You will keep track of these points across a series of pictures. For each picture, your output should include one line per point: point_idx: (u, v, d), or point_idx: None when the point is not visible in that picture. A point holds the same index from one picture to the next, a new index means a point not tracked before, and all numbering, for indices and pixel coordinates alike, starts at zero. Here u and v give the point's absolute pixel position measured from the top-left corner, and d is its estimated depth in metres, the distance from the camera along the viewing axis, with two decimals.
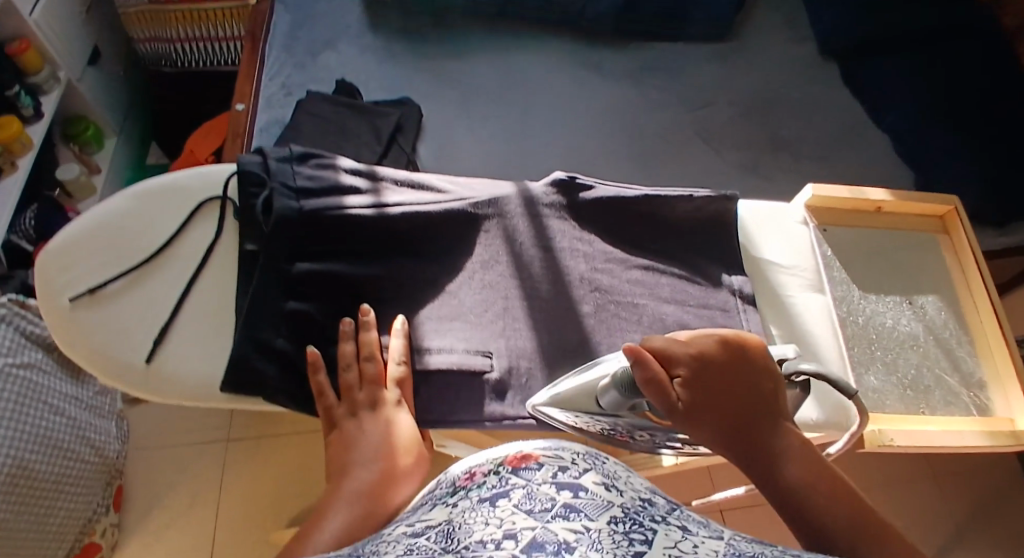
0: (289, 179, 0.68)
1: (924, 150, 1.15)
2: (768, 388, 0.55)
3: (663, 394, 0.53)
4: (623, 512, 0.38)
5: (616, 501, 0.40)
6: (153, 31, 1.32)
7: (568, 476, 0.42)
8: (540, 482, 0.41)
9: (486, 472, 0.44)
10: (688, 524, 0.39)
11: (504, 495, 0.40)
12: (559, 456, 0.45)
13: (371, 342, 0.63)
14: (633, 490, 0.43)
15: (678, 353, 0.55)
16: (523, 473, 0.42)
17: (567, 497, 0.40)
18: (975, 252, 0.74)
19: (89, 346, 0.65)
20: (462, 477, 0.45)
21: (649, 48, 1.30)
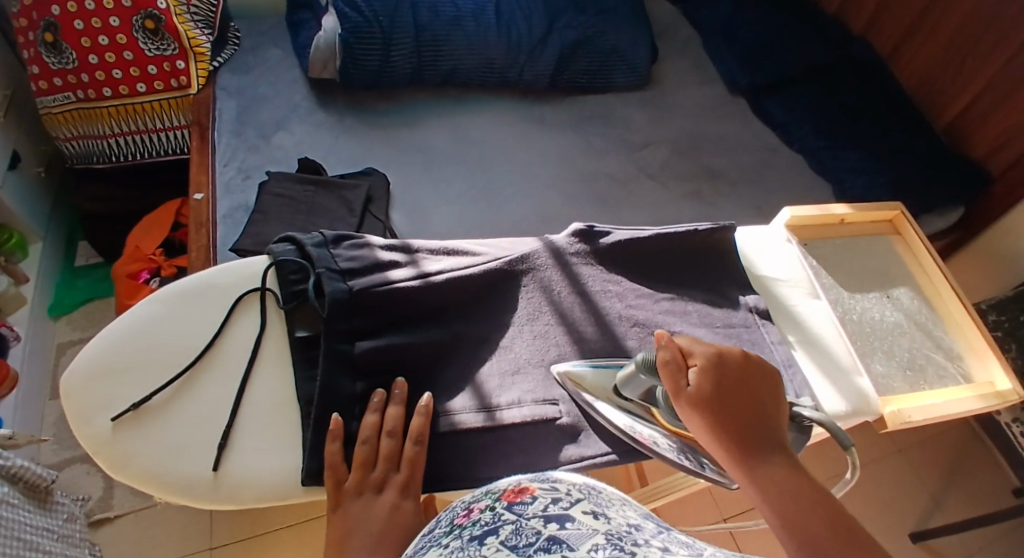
0: (332, 263, 0.69)
1: (838, 164, 1.30)
2: (770, 395, 0.61)
3: (676, 377, 0.61)
4: (604, 538, 0.46)
5: (599, 525, 0.48)
6: (82, 129, 1.27)
7: (560, 507, 0.51)
8: (531, 514, 0.49)
9: (482, 508, 0.51)
10: (668, 546, 0.48)
11: (494, 530, 0.48)
12: (556, 489, 0.54)
13: (394, 417, 0.64)
14: (616, 514, 0.51)
15: (700, 349, 0.62)
16: (517, 508, 0.50)
17: (553, 527, 0.47)
18: (928, 246, 0.86)
19: (150, 462, 0.63)
20: (462, 513, 0.53)
21: (582, 99, 1.40)
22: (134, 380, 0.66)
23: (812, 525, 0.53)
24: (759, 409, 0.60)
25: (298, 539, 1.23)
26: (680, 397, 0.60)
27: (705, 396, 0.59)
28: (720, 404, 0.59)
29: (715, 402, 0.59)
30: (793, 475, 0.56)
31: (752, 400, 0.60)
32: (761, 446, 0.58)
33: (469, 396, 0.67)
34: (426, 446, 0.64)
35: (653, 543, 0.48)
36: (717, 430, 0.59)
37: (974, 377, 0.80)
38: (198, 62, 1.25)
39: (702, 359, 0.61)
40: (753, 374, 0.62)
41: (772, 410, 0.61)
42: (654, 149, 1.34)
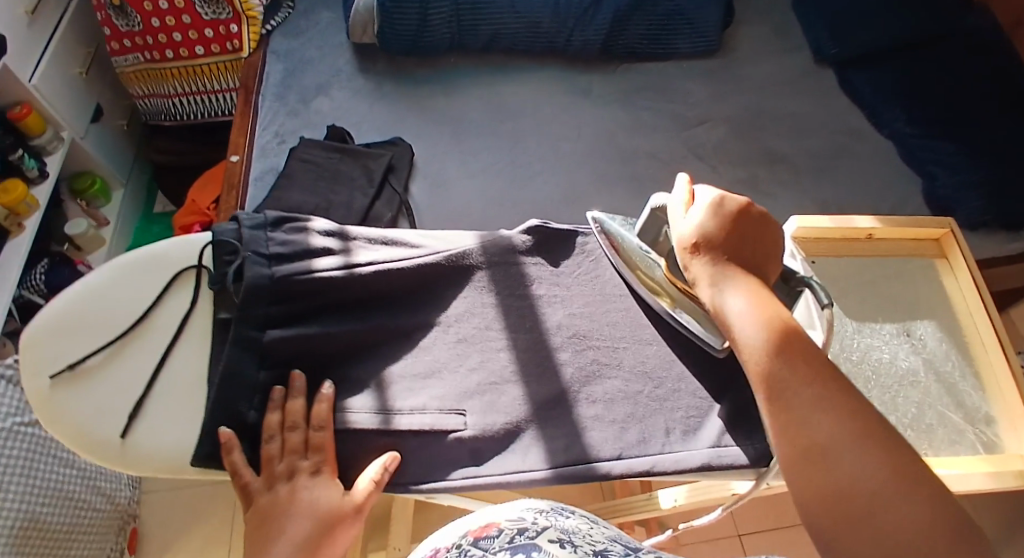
0: (262, 246, 0.68)
1: (928, 155, 1.12)
2: (765, 253, 0.59)
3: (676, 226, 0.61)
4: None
5: (561, 555, 0.50)
6: (152, 87, 1.34)
7: (524, 536, 0.54)
8: (496, 547, 0.53)
9: (451, 545, 0.57)
10: None
11: None
12: (523, 519, 0.57)
13: (296, 410, 0.62)
14: (584, 541, 0.53)
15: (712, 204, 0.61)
16: (483, 543, 0.54)
17: (517, 557, 0.51)
18: (975, 276, 0.71)
19: (72, 421, 0.65)
20: (431, 555, 0.58)
21: (638, 69, 1.28)
22: (73, 343, 0.68)
23: (773, 355, 0.51)
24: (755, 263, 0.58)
25: None
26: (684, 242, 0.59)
27: (706, 234, 0.58)
28: (717, 239, 0.58)
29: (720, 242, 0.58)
30: (768, 307, 0.54)
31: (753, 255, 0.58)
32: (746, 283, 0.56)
33: (372, 397, 0.64)
34: (330, 429, 0.62)
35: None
36: (702, 262, 0.57)
37: (1001, 447, 0.65)
38: (251, 25, 1.27)
39: (711, 202, 0.60)
40: (758, 227, 0.59)
41: (764, 260, 0.59)
42: (711, 127, 1.21)
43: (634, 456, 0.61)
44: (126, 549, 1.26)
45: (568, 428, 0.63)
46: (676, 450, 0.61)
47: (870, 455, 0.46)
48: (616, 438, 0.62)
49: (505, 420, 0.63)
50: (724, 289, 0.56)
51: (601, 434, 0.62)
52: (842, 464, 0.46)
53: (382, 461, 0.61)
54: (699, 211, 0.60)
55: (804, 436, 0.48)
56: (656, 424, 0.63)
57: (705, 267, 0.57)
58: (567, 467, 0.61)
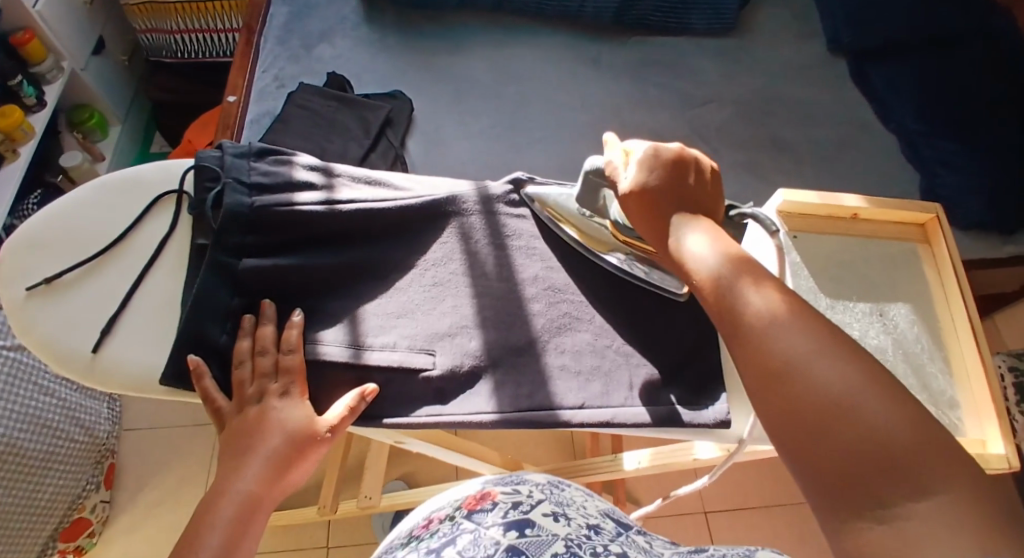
0: (243, 175, 0.68)
1: (932, 154, 1.11)
2: (702, 190, 0.59)
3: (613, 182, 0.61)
4: (563, 547, 0.52)
5: (557, 530, 0.54)
6: (154, 22, 1.33)
7: (519, 512, 0.56)
8: (489, 523, 0.55)
9: (442, 518, 0.58)
10: (626, 549, 0.53)
11: (452, 541, 0.54)
12: (517, 492, 0.59)
13: (265, 336, 0.62)
14: (577, 515, 0.57)
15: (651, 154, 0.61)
16: (476, 516, 0.56)
17: (513, 536, 0.53)
18: (954, 262, 0.72)
19: (44, 332, 0.66)
20: (422, 523, 0.60)
21: (649, 42, 1.27)
22: (50, 257, 0.68)
23: (730, 288, 0.50)
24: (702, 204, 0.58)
25: None
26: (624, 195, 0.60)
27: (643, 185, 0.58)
28: (654, 193, 0.57)
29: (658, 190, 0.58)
30: (720, 239, 0.54)
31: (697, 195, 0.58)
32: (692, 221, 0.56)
33: (344, 330, 0.64)
34: (300, 353, 0.62)
35: (611, 549, 0.53)
36: (643, 211, 0.58)
37: (961, 430, 0.65)
38: None
39: (642, 153, 0.60)
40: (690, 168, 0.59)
41: (706, 197, 0.59)
42: (717, 107, 1.20)
43: (596, 407, 0.61)
44: (100, 484, 1.26)
45: (534, 376, 0.63)
46: (638, 404, 0.62)
47: (879, 414, 0.42)
48: (580, 389, 0.62)
49: (473, 362, 0.63)
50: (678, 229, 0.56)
51: (565, 385, 0.62)
52: (851, 424, 0.42)
53: (358, 391, 0.61)
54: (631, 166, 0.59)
55: (801, 402, 0.44)
56: (620, 379, 0.63)
57: (646, 217, 0.58)
58: (524, 412, 0.61)
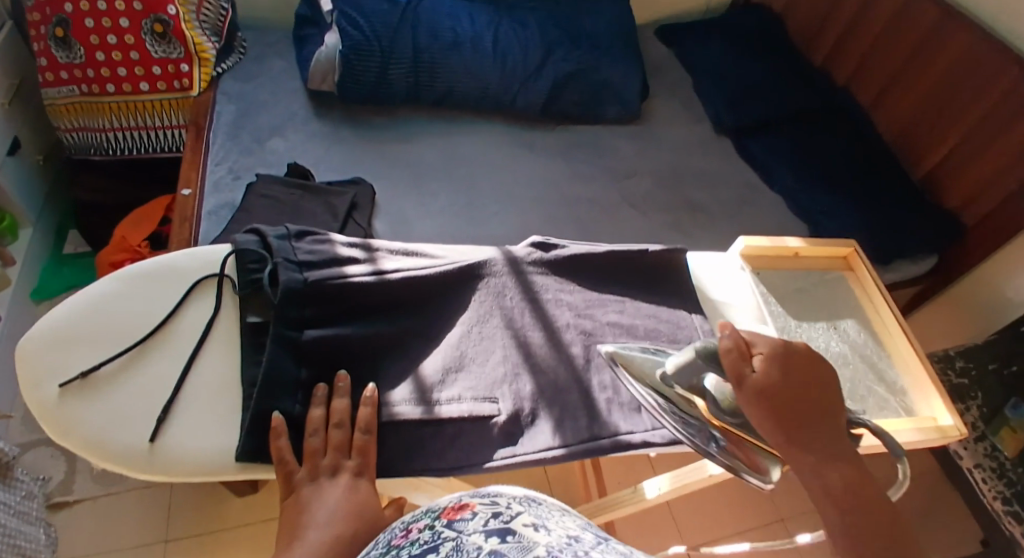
0: (291, 254, 0.71)
1: (814, 207, 1.28)
2: (833, 397, 0.60)
3: (738, 366, 0.61)
4: (545, 550, 0.46)
5: (540, 538, 0.48)
6: (81, 121, 1.30)
7: (500, 521, 0.51)
8: (471, 530, 0.49)
9: (422, 527, 0.52)
10: (608, 555, 0.48)
11: (434, 548, 0.48)
12: (496, 503, 0.54)
13: (340, 409, 0.66)
14: (557, 526, 0.51)
15: (766, 340, 0.62)
16: (457, 525, 0.50)
17: (494, 541, 0.48)
18: (877, 283, 0.88)
19: (89, 428, 0.63)
20: (400, 534, 0.53)
21: (575, 128, 1.43)
22: (85, 349, 0.66)
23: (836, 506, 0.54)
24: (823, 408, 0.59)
25: (250, 542, 1.23)
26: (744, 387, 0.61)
27: (762, 384, 0.59)
28: (777, 391, 0.59)
29: (774, 395, 0.59)
30: (835, 459, 0.56)
31: (815, 398, 0.59)
32: (810, 431, 0.58)
33: (410, 389, 0.69)
34: (374, 435, 0.65)
35: (593, 555, 0.48)
36: (765, 413, 0.59)
37: (915, 410, 0.80)
38: (202, 67, 1.29)
39: (767, 351, 0.61)
40: (823, 374, 0.61)
41: (833, 401, 0.60)
42: (638, 181, 1.35)
43: (648, 431, 0.70)
44: None
45: (588, 410, 0.70)
46: None
47: None
48: (632, 418, 0.70)
49: (532, 404, 0.70)
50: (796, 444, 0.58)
51: (620, 416, 0.70)
52: None
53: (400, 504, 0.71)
54: (762, 356, 0.61)
55: None
56: None
57: (766, 417, 0.59)
58: (583, 443, 0.68)
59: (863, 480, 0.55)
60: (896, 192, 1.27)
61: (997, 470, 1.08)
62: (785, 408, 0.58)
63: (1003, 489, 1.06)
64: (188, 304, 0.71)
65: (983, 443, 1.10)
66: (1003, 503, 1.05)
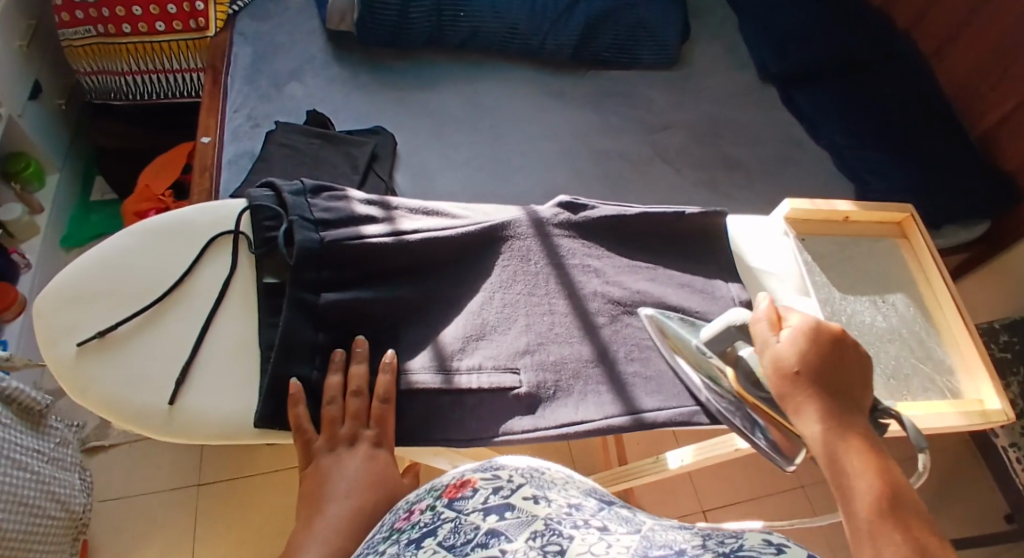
0: (306, 212, 0.68)
1: (860, 164, 1.21)
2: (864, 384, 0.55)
3: (766, 344, 0.57)
4: (543, 524, 0.45)
5: (540, 511, 0.47)
6: (101, 64, 1.27)
7: (500, 497, 0.49)
8: (470, 509, 0.48)
9: (423, 508, 0.51)
10: (609, 525, 0.46)
11: (432, 531, 0.47)
12: (498, 476, 0.52)
13: (357, 375, 0.64)
14: (558, 496, 0.50)
15: (803, 317, 0.57)
16: (457, 504, 0.49)
17: (493, 519, 0.47)
18: (932, 252, 0.82)
19: (107, 387, 0.62)
20: (402, 516, 0.51)
21: (607, 75, 1.36)
22: (101, 309, 0.65)
23: (855, 490, 0.47)
24: (846, 392, 0.53)
25: (277, 488, 1.25)
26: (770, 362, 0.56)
27: (790, 356, 0.55)
28: (804, 364, 0.54)
29: (807, 369, 0.54)
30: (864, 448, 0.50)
31: (844, 380, 0.54)
32: (837, 412, 0.52)
33: (429, 356, 0.67)
34: (393, 404, 0.64)
35: (593, 524, 0.46)
36: (795, 390, 0.54)
37: (961, 392, 0.76)
38: (218, 5, 1.25)
39: (799, 323, 0.56)
40: (853, 357, 0.55)
41: (865, 389, 0.55)
42: (672, 133, 1.29)
43: (674, 407, 0.67)
44: None
45: (612, 383, 0.68)
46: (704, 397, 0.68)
47: None
48: (658, 393, 0.68)
49: (554, 375, 0.67)
50: (830, 428, 0.51)
51: (645, 390, 0.68)
52: None
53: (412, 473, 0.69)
54: (790, 332, 0.56)
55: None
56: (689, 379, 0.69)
57: (797, 396, 0.54)
58: (605, 419, 0.65)
59: (886, 472, 0.48)
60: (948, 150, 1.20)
61: None
62: (820, 388, 0.53)
63: None
64: (204, 262, 0.69)
65: (1020, 421, 1.05)
66: None
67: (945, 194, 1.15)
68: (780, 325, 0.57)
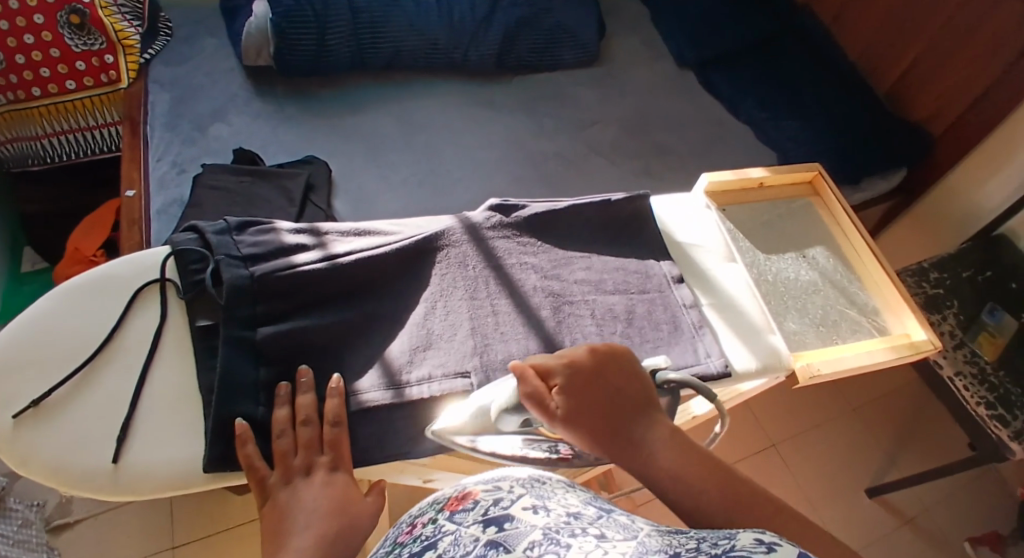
0: (233, 249, 0.67)
1: (781, 134, 1.25)
2: (638, 384, 0.59)
3: (543, 407, 0.57)
4: (540, 535, 0.45)
5: (537, 521, 0.47)
6: (13, 131, 1.23)
7: (499, 508, 0.49)
8: (470, 521, 0.48)
9: (425, 521, 0.51)
10: (606, 532, 0.47)
11: (433, 545, 0.47)
12: (497, 488, 0.52)
13: (307, 405, 0.63)
14: (557, 505, 0.50)
15: (554, 367, 0.59)
16: (457, 517, 0.49)
17: (491, 531, 0.47)
18: (840, 204, 0.85)
19: (48, 455, 0.60)
20: (405, 530, 0.52)
21: (530, 78, 1.37)
22: (33, 375, 0.63)
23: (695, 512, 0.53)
24: (632, 410, 0.57)
25: (254, 535, 1.22)
26: (557, 426, 0.57)
27: (572, 416, 0.56)
28: (586, 420, 0.56)
29: (589, 419, 0.56)
30: (681, 458, 0.55)
31: (625, 402, 0.58)
32: (645, 437, 0.56)
33: (377, 374, 0.66)
34: (345, 425, 0.63)
35: (590, 531, 0.46)
36: (596, 441, 0.56)
37: (889, 330, 0.79)
38: (128, 56, 1.22)
39: (561, 378, 0.58)
40: (614, 370, 0.59)
41: (643, 390, 0.59)
42: (602, 126, 1.30)
43: None
44: None
45: None
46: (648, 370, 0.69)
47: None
48: None
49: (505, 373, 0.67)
50: (648, 458, 0.55)
51: None
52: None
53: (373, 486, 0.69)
54: (559, 390, 0.57)
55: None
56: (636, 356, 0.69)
57: (601, 448, 0.56)
58: None
59: (709, 473, 0.54)
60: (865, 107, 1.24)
61: (977, 376, 1.08)
62: (614, 429, 0.56)
63: (985, 393, 1.05)
64: (133, 312, 0.67)
65: (962, 350, 1.10)
66: (986, 408, 1.04)
67: (867, 150, 1.19)
68: (545, 384, 0.58)
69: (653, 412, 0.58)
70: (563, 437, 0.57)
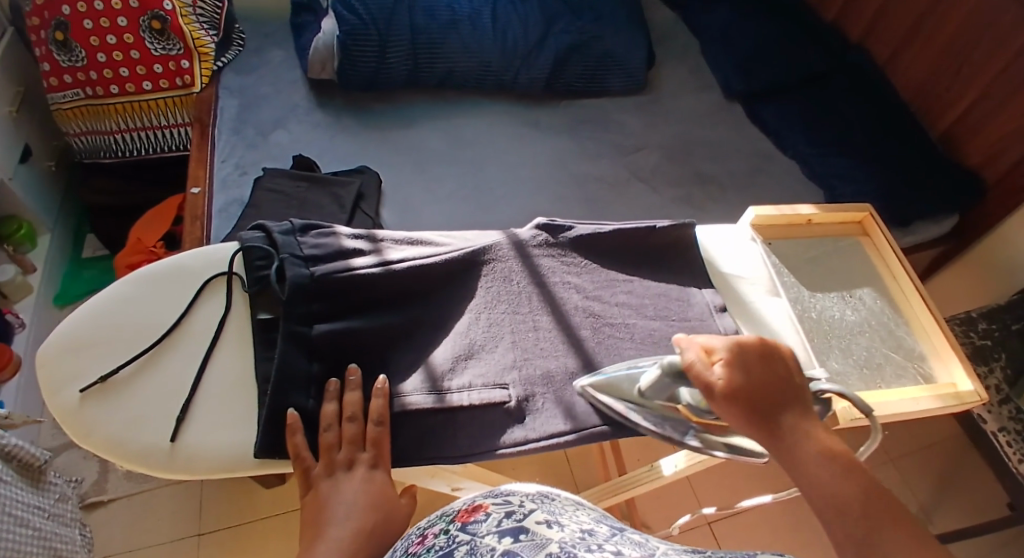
0: (296, 250, 0.71)
1: (827, 170, 1.26)
2: (797, 384, 0.61)
3: (704, 379, 0.61)
4: (558, 547, 0.47)
5: (552, 535, 0.49)
6: (89, 125, 1.31)
7: (514, 520, 0.51)
8: (485, 531, 0.50)
9: (438, 532, 0.52)
10: (622, 548, 0.48)
11: (451, 552, 0.49)
12: (509, 502, 0.54)
13: (353, 403, 0.66)
14: (570, 522, 0.52)
15: (723, 344, 0.63)
16: (471, 528, 0.51)
17: (508, 541, 0.48)
18: (893, 247, 0.86)
19: (111, 429, 0.64)
20: (416, 540, 0.53)
21: (579, 103, 1.41)
22: (103, 354, 0.67)
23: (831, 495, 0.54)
24: (786, 397, 0.60)
25: (279, 531, 1.25)
26: (714, 397, 0.61)
27: (730, 387, 0.60)
28: (740, 395, 0.60)
29: (747, 395, 0.60)
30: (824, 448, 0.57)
31: (781, 388, 0.60)
32: (790, 424, 0.59)
33: (421, 378, 0.69)
34: (386, 426, 0.66)
35: (607, 548, 0.48)
36: (744, 416, 0.59)
37: (935, 377, 0.79)
38: (203, 61, 1.28)
39: (725, 351, 0.62)
40: (779, 361, 0.62)
41: (799, 387, 0.62)
42: (647, 155, 1.33)
43: None
44: None
45: None
46: None
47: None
48: None
49: (543, 388, 0.70)
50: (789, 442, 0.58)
51: None
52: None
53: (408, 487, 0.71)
54: (722, 362, 0.62)
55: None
56: None
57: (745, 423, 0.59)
58: (595, 427, 0.68)
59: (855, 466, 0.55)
60: (913, 152, 1.24)
61: (1022, 432, 1.07)
62: (764, 410, 0.59)
63: None
64: (199, 302, 0.71)
65: (1008, 406, 1.09)
66: None
67: (912, 196, 1.19)
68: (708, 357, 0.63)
69: (807, 408, 0.60)
70: (718, 411, 0.61)
